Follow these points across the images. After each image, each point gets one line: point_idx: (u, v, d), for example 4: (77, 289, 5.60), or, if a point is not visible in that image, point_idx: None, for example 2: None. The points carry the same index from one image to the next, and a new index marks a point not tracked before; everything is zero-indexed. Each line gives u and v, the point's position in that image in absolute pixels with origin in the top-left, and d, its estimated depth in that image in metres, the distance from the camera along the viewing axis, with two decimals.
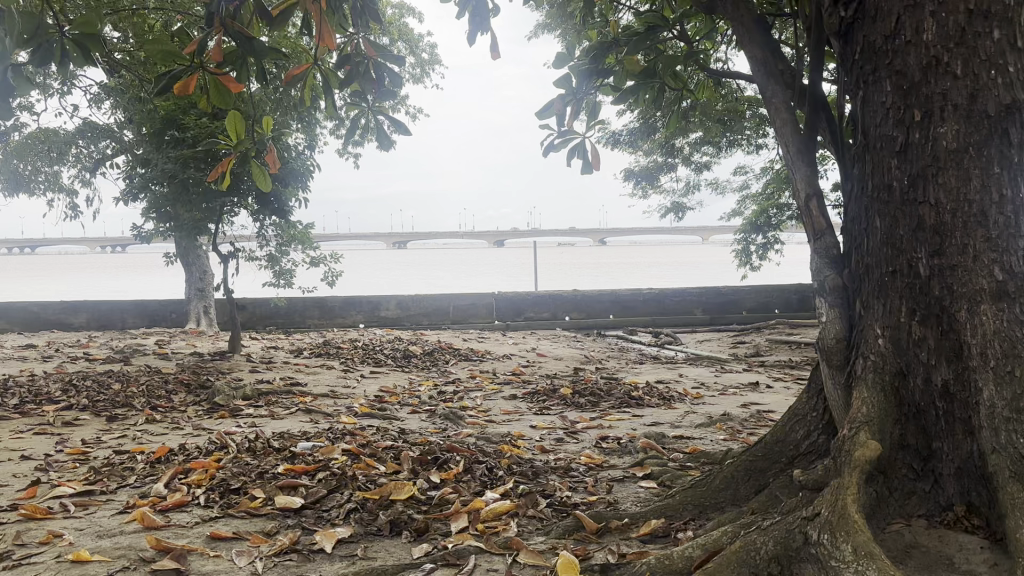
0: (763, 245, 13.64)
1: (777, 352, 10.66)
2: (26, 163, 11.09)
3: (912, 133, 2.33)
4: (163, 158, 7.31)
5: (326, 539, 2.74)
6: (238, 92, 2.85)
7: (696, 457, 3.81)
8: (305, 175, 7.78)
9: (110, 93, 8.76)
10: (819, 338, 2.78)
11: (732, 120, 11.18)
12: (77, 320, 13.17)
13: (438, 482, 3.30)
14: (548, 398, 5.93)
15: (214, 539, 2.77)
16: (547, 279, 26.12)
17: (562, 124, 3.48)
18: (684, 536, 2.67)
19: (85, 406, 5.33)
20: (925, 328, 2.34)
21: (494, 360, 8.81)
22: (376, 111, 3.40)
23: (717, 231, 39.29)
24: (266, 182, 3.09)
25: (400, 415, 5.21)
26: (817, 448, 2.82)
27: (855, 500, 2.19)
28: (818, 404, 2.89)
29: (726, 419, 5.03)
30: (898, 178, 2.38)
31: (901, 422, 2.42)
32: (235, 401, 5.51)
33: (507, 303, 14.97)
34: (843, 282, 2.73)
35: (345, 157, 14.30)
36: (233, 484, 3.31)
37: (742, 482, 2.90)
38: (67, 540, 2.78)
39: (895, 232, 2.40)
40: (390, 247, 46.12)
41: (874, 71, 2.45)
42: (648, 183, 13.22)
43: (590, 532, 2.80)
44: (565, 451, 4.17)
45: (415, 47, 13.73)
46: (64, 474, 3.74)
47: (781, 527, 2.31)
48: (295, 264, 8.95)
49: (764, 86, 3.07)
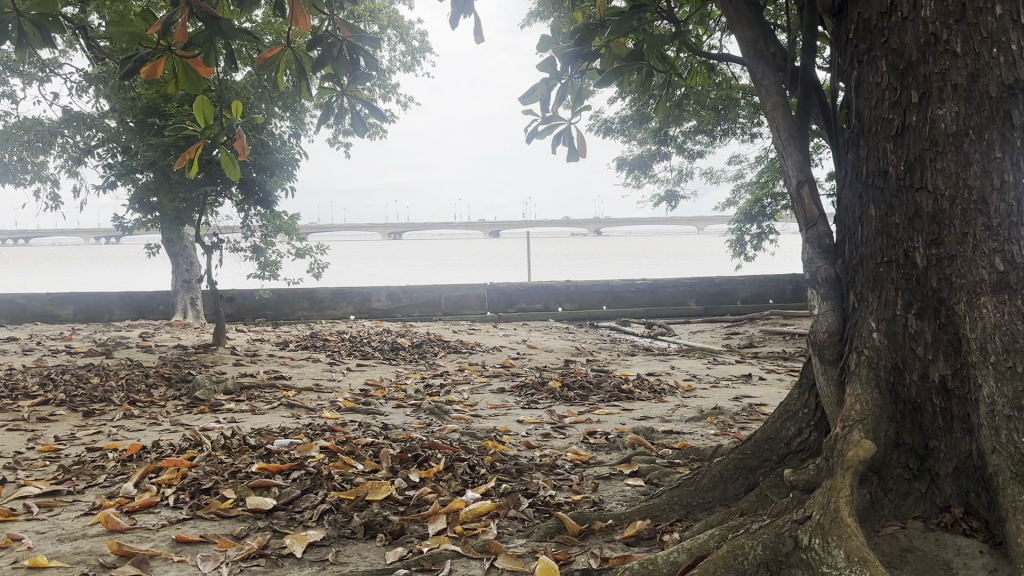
0: (757, 235, 13.54)
1: (770, 343, 10.59)
2: (11, 153, 10.91)
3: (909, 115, 2.20)
4: (145, 146, 7.14)
5: (296, 543, 2.63)
6: (209, 76, 2.74)
7: (686, 452, 3.70)
8: (290, 163, 7.63)
9: (93, 82, 8.57)
10: (812, 331, 2.66)
11: (727, 107, 11.05)
12: (63, 312, 13.05)
13: (418, 481, 3.19)
14: (536, 391, 5.82)
15: (180, 543, 2.66)
16: (541, 269, 26.03)
17: (546, 110, 3.31)
18: (669, 538, 2.56)
19: (62, 401, 5.21)
20: (922, 321, 2.22)
21: (484, 352, 8.71)
22: (353, 96, 3.25)
23: (712, 221, 39.07)
24: (235, 171, 2.95)
25: (384, 410, 5.10)
26: (809, 446, 2.69)
27: (848, 502, 2.08)
28: (810, 400, 2.75)
29: (718, 413, 4.94)
30: (895, 163, 2.26)
31: (898, 420, 2.31)
32: (217, 395, 5.40)
33: (499, 293, 14.86)
34: (836, 273, 2.60)
35: (335, 145, 14.19)
36: (204, 483, 3.19)
37: (732, 481, 2.79)
38: (26, 545, 2.66)
39: (891, 221, 2.28)
40: (383, 237, 45.93)
41: (869, 51, 2.33)
42: (642, 172, 13.10)
43: (572, 534, 2.68)
44: (552, 447, 4.06)
45: (405, 34, 13.55)
46: (33, 472, 3.62)
47: (769, 530, 2.20)
48: (281, 255, 8.83)
49: (752, 68, 2.92)
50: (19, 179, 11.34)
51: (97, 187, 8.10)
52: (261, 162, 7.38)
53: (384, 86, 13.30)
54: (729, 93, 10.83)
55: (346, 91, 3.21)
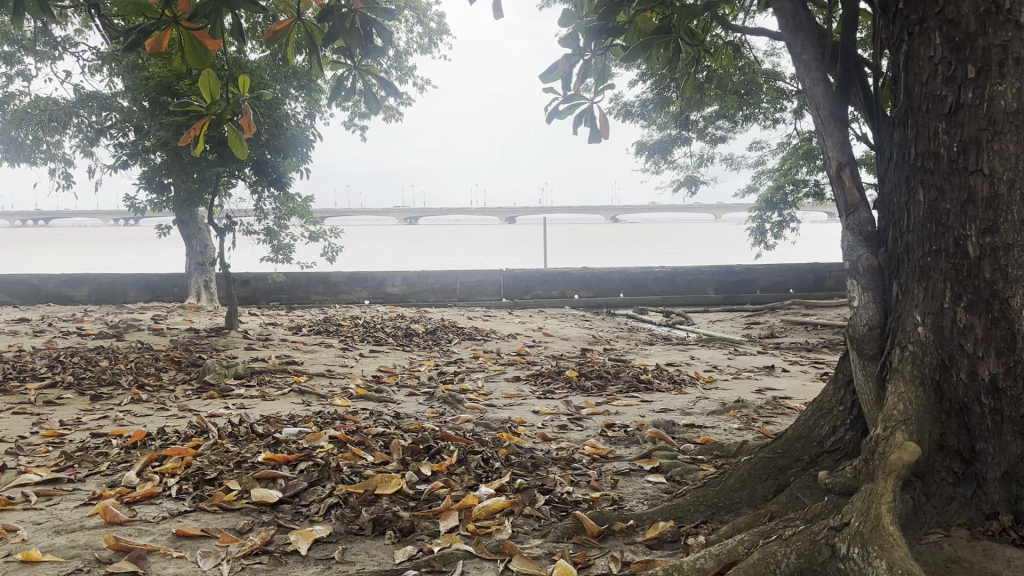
0: (778, 223, 13.33)
1: (792, 334, 10.36)
2: (25, 132, 10.85)
3: (965, 92, 2.03)
4: (157, 126, 6.96)
5: (301, 539, 2.50)
6: (217, 49, 2.58)
7: (709, 448, 3.55)
8: (305, 144, 7.51)
9: (106, 61, 8.46)
10: (851, 323, 2.51)
11: (749, 91, 10.82)
12: (78, 294, 13.07)
13: (429, 475, 3.06)
14: (553, 380, 5.69)
15: (180, 537, 2.53)
16: (558, 257, 25.78)
17: (568, 87, 3.10)
18: (694, 543, 2.41)
19: (71, 384, 5.13)
20: (972, 316, 2.05)
21: (499, 339, 8.56)
22: (364, 70, 3.07)
23: (730, 209, 38.63)
24: (242, 149, 2.79)
25: (396, 398, 4.97)
26: (843, 446, 2.52)
27: (890, 509, 1.92)
28: (846, 397, 2.59)
29: (741, 407, 4.77)
30: (947, 143, 2.09)
31: (942, 421, 2.13)
32: (226, 380, 5.30)
33: (515, 280, 14.73)
34: (879, 262, 2.43)
35: (351, 129, 14.06)
36: (209, 473, 3.08)
37: (760, 482, 2.64)
38: (21, 536, 2.54)
39: (940, 206, 2.11)
40: (399, 222, 45.67)
41: (921, 21, 2.15)
42: (662, 157, 12.86)
43: (590, 535, 2.54)
44: (568, 440, 3.91)
45: (423, 15, 13.36)
46: (35, 458, 3.52)
47: (804, 537, 2.06)
48: (294, 239, 8.73)
49: (791, 42, 2.73)
50: (34, 158, 11.36)
51: (108, 167, 7.99)
52: (275, 142, 7.27)
53: (400, 67, 13.14)
54: (752, 78, 10.60)
55: (358, 66, 3.04)
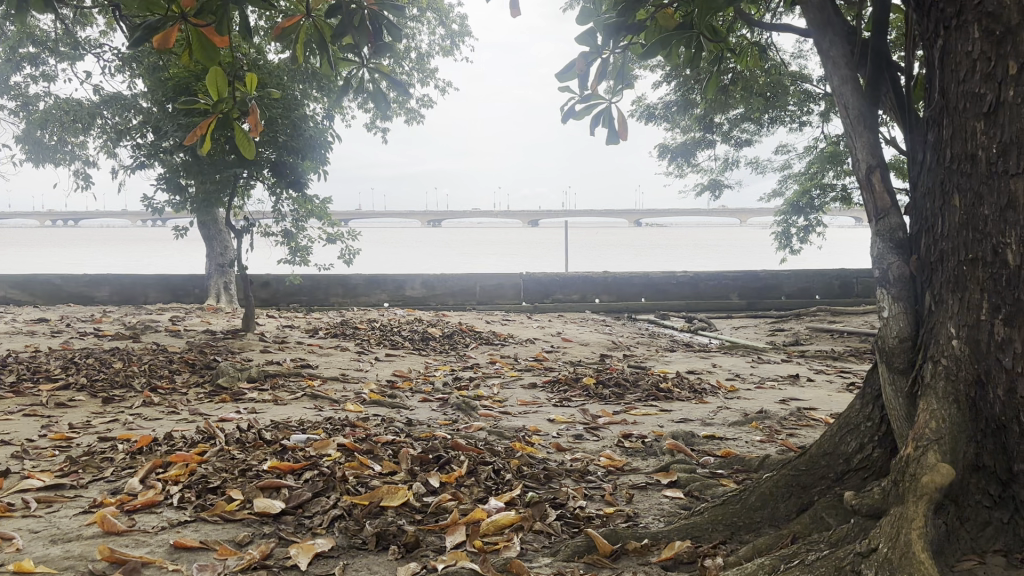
0: (804, 227, 13.09)
1: (818, 342, 10.16)
2: (49, 133, 10.93)
3: (1005, 89, 1.90)
4: (174, 127, 6.93)
5: (301, 554, 2.41)
6: (225, 44, 2.46)
7: (728, 461, 3.42)
8: (323, 146, 7.44)
9: (128, 62, 8.49)
10: (881, 335, 2.38)
11: (775, 94, 10.63)
12: (100, 293, 13.15)
13: (437, 486, 2.95)
14: (570, 387, 5.56)
15: (179, 549, 2.45)
16: (581, 262, 25.68)
17: (585, 86, 2.99)
18: (711, 564, 2.28)
19: (84, 385, 5.09)
20: (1011, 329, 1.91)
21: (518, 344, 8.45)
22: (372, 68, 2.97)
23: (755, 213, 38.33)
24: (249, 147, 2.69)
25: (409, 404, 4.89)
26: (871, 464, 2.40)
27: (922, 535, 1.79)
28: (874, 412, 2.46)
29: (763, 418, 4.63)
30: (985, 145, 1.95)
31: (978, 440, 1.99)
32: (240, 383, 5.23)
33: (535, 283, 14.62)
34: (911, 270, 2.29)
35: (372, 130, 14.03)
36: (212, 481, 2.99)
37: (783, 500, 2.51)
38: (15, 546, 2.47)
39: (977, 211, 1.98)
40: (422, 225, 45.70)
41: (958, 14, 2.02)
42: (684, 160, 12.67)
43: (602, 554, 2.42)
44: (583, 451, 3.80)
45: (445, 17, 13.28)
46: (40, 462, 3.47)
47: (829, 562, 1.93)
48: (311, 241, 8.68)
49: (818, 40, 2.60)
50: (57, 158, 11.43)
51: (127, 168, 7.99)
52: (293, 143, 7.20)
53: (421, 68, 13.06)
54: (777, 80, 10.42)
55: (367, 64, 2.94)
